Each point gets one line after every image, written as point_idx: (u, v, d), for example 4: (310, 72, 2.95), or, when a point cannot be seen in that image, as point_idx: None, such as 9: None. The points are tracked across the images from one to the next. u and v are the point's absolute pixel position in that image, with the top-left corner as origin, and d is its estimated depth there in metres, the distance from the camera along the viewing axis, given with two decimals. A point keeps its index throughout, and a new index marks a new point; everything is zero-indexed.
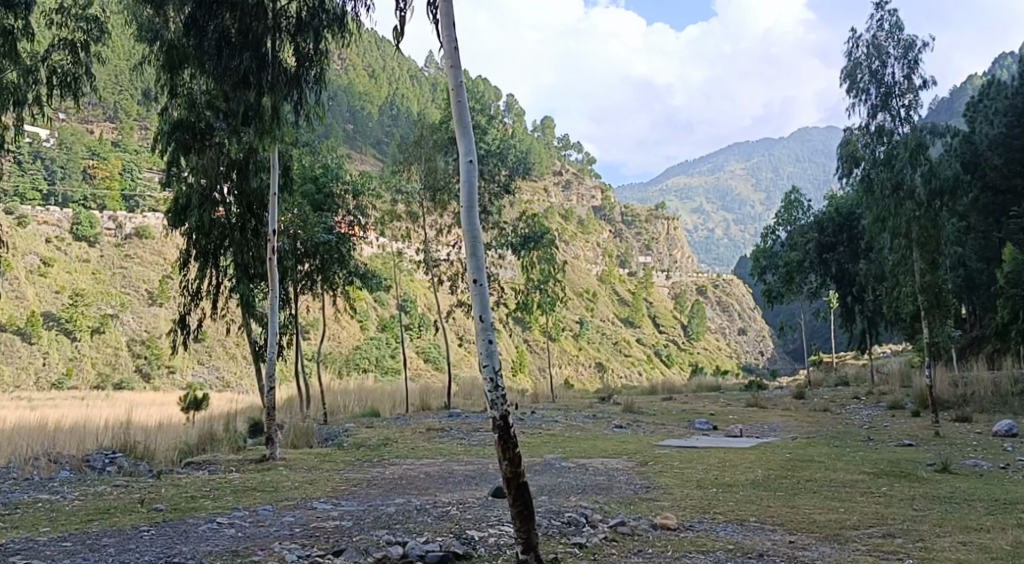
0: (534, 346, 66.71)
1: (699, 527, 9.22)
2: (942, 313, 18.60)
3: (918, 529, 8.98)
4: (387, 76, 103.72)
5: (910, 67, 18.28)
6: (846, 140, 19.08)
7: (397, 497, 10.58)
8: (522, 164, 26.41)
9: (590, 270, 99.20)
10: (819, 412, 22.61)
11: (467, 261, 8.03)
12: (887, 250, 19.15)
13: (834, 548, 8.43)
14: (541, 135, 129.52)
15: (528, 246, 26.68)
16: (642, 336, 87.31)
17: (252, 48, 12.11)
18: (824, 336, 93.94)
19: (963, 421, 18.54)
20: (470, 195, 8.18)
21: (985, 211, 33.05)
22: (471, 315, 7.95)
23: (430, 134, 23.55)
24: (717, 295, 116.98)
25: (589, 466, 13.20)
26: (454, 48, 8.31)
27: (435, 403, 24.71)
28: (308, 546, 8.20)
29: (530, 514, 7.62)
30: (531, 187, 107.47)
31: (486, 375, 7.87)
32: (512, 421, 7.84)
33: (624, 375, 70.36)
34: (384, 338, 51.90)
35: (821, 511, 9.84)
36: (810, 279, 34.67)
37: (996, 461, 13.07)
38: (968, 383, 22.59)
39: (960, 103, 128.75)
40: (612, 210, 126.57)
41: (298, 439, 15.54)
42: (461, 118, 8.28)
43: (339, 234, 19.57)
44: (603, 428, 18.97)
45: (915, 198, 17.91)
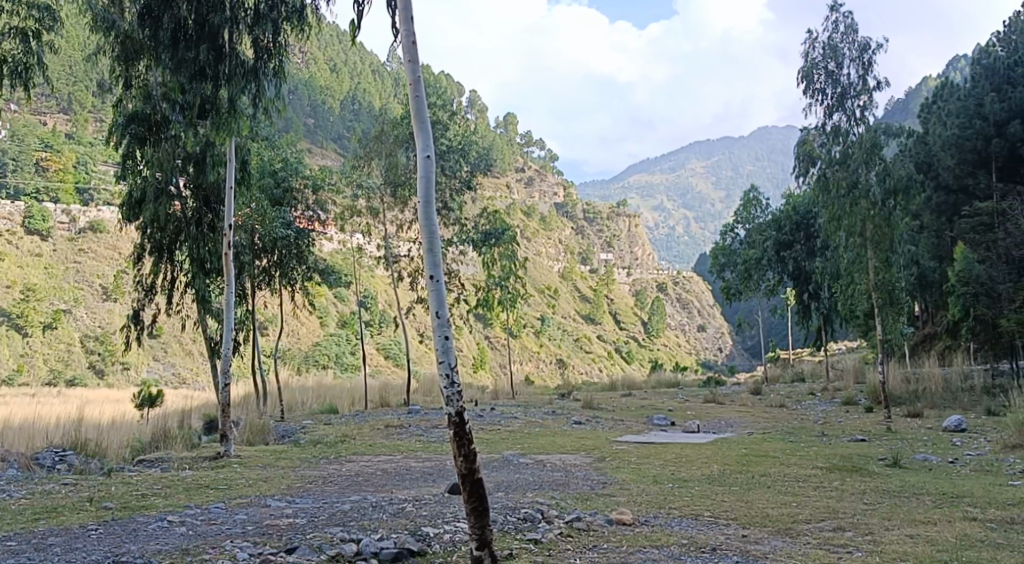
0: (495, 343, 66.97)
1: (654, 522, 9.29)
2: (895, 310, 18.92)
3: (868, 522, 9.13)
4: (348, 69, 103.21)
5: (864, 68, 18.55)
6: (801, 140, 19.26)
7: (353, 493, 10.54)
8: (483, 159, 26.30)
9: (551, 267, 99.64)
10: (774, 408, 22.92)
11: (424, 257, 8.01)
12: (842, 248, 19.39)
13: (785, 542, 8.55)
14: (503, 132, 129.82)
15: (489, 243, 26.72)
16: (603, 332, 88.04)
17: (208, 40, 12.05)
18: (781, 332, 95.38)
19: (915, 417, 18.88)
20: (426, 190, 8.16)
21: (938, 211, 34.71)
22: (427, 311, 7.93)
23: (392, 128, 23.44)
24: (677, 291, 118.20)
25: (546, 462, 13.24)
26: (411, 43, 8.25)
27: (394, 399, 24.65)
28: (260, 544, 8.12)
29: (484, 510, 7.62)
30: (494, 184, 107.38)
31: (441, 371, 7.83)
32: (468, 418, 7.82)
33: (584, 372, 71.00)
34: (343, 334, 51.75)
35: (775, 505, 9.97)
36: (767, 277, 35.26)
37: (946, 455, 13.35)
38: (920, 380, 23.00)
39: (915, 105, 131.83)
40: (573, 207, 127.28)
41: (254, 436, 15.42)
42: (418, 113, 8.21)
43: (298, 230, 19.45)
44: (562, 424, 19.05)
45: (870, 197, 18.26)
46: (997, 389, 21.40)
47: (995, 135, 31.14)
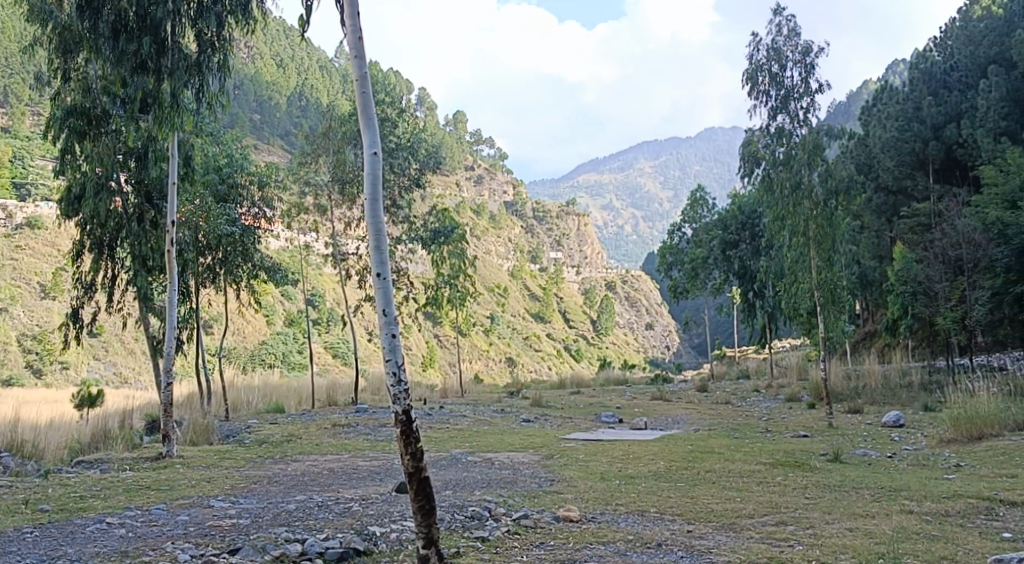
0: (444, 341, 67.00)
1: (600, 519, 9.35)
2: (837, 308, 19.28)
3: (809, 516, 9.30)
4: (296, 65, 102.04)
5: (806, 70, 18.91)
6: (746, 140, 19.56)
7: (298, 493, 10.42)
8: (433, 157, 26.20)
9: (500, 265, 99.81)
10: (720, 405, 23.22)
11: (370, 254, 7.96)
12: (785, 248, 19.70)
13: (729, 537, 8.67)
14: (453, 130, 129.73)
15: (438, 241, 26.66)
16: (552, 330, 88.60)
17: (151, 32, 11.88)
18: (726, 330, 97.05)
19: (855, 413, 19.31)
20: (373, 187, 8.10)
21: (878, 211, 36.18)
22: (374, 309, 7.88)
23: (339, 125, 23.17)
24: (625, 290, 119.39)
25: (495, 460, 13.26)
26: (358, 39, 8.19)
27: (341, 398, 24.48)
28: (201, 545, 7.99)
29: (430, 508, 7.59)
30: (444, 182, 107.20)
31: (388, 369, 7.77)
32: (414, 417, 7.76)
33: (533, 370, 71.36)
34: (290, 333, 51.36)
35: (719, 500, 10.12)
36: (714, 275, 35.83)
37: (884, 450, 13.69)
38: (860, 377, 23.56)
39: (856, 109, 135.05)
40: (523, 206, 127.70)
41: (198, 436, 15.19)
42: (365, 109, 8.14)
43: (243, 227, 19.16)
44: (510, 422, 19.09)
45: (813, 197, 18.63)
46: (933, 386, 21.99)
47: (932, 138, 32.99)
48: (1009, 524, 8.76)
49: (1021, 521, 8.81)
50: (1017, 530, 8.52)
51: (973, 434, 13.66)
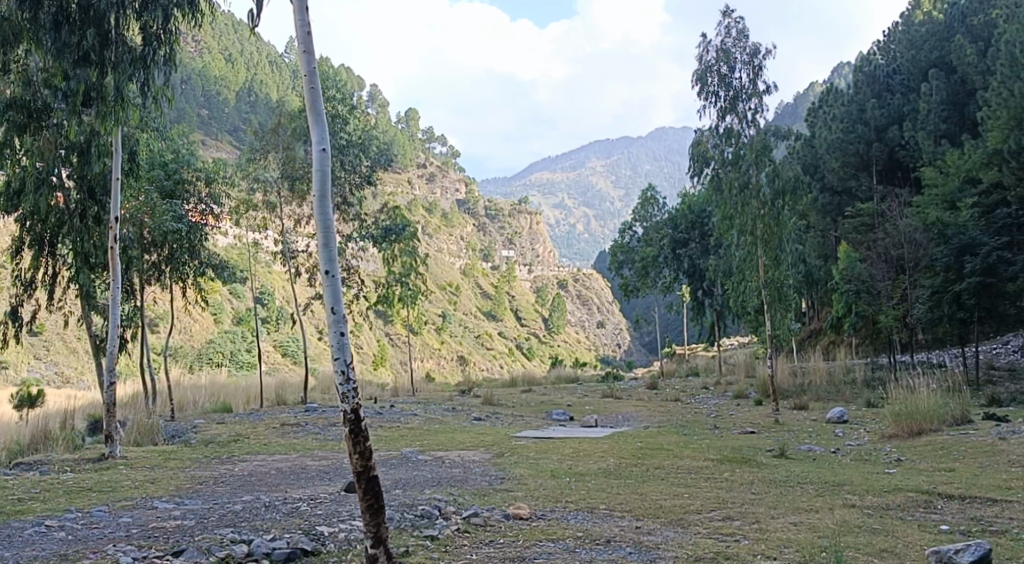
0: (396, 340, 66.98)
1: (549, 516, 9.39)
2: (783, 306, 19.60)
3: (755, 511, 9.45)
4: (245, 59, 100.71)
5: (755, 72, 19.20)
6: (696, 140, 19.75)
7: (245, 493, 10.30)
8: (384, 154, 26.08)
9: (452, 263, 99.79)
10: (669, 402, 23.50)
11: (319, 252, 7.88)
12: (733, 247, 20.00)
13: (676, 532, 8.77)
14: (405, 127, 129.26)
15: (390, 239, 26.57)
16: (504, 328, 88.92)
17: (94, 24, 11.52)
18: (676, 328, 98.49)
19: (800, 410, 19.66)
20: (322, 184, 8.03)
21: (824, 212, 36.92)
22: (323, 307, 7.79)
23: (289, 121, 23.00)
24: (577, 289, 120.67)
25: (446, 458, 13.22)
26: (307, 33, 8.09)
27: (290, 397, 24.25)
28: (145, 547, 7.86)
29: (379, 507, 7.55)
30: (396, 179, 106.73)
31: (337, 368, 7.69)
32: (363, 415, 7.71)
33: (485, 368, 71.60)
34: (238, 331, 50.77)
35: (668, 496, 10.23)
36: (664, 274, 36.16)
37: (828, 446, 13.95)
38: (806, 374, 23.99)
39: (802, 111, 137.73)
40: (475, 204, 127.86)
41: (142, 437, 14.91)
42: (314, 104, 8.05)
43: (190, 223, 18.84)
44: (461, 421, 19.04)
45: (760, 197, 18.89)
46: (876, 382, 22.50)
47: (875, 139, 33.91)
48: (946, 516, 8.99)
49: (957, 514, 9.04)
50: (953, 522, 8.75)
51: (913, 429, 13.97)
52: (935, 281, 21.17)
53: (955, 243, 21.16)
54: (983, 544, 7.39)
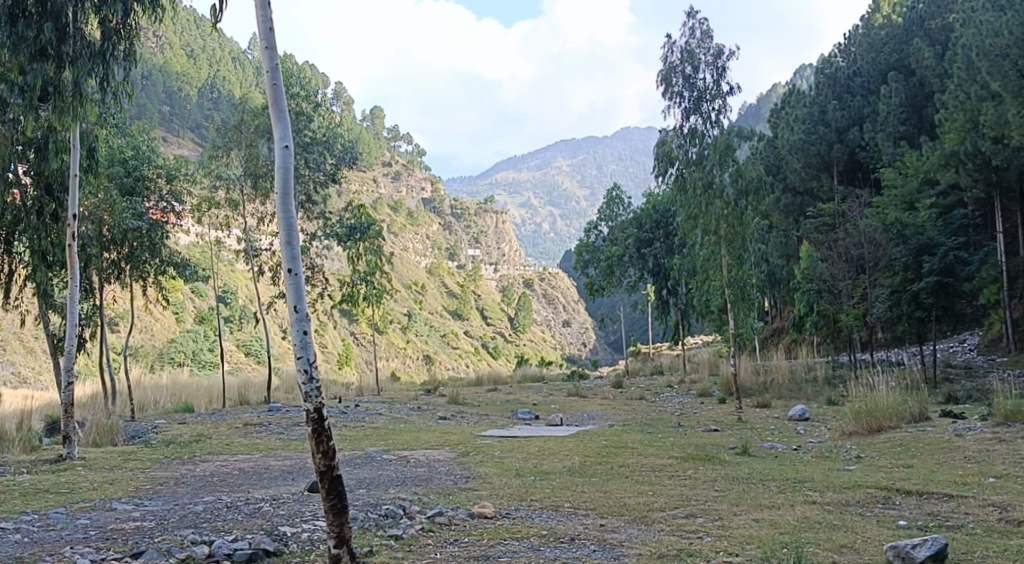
0: (360, 339, 66.75)
1: (514, 515, 9.39)
2: (746, 305, 19.80)
3: (717, 508, 9.53)
4: (207, 56, 99.60)
5: (718, 73, 19.35)
6: (661, 140, 19.85)
7: (206, 494, 10.18)
8: (349, 152, 25.90)
9: (417, 262, 99.51)
10: (634, 400, 23.62)
11: (281, 250, 7.81)
12: (697, 247, 20.15)
13: (640, 530, 8.82)
14: (370, 125, 128.67)
15: (354, 238, 26.46)
16: (469, 327, 88.90)
17: (52, 19, 11.14)
18: (641, 326, 99.13)
19: (762, 407, 19.87)
20: (284, 181, 7.95)
21: (786, 212, 37.35)
22: (285, 306, 7.72)
23: (252, 118, 22.77)
24: (543, 288, 121.24)
25: (410, 458, 13.15)
26: (268, 29, 8.01)
27: (254, 397, 24.03)
28: (103, 549, 7.74)
29: (343, 507, 7.50)
30: (361, 177, 106.15)
31: (300, 367, 7.62)
32: (327, 414, 7.65)
33: (450, 368, 71.53)
34: (201, 331, 50.24)
35: (631, 494, 10.28)
36: (629, 273, 36.35)
37: (790, 443, 14.11)
38: (768, 372, 24.27)
39: (765, 112, 139.25)
40: (441, 202, 127.66)
41: (101, 437, 14.67)
42: (276, 101, 7.98)
43: (150, 221, 18.57)
44: (427, 420, 18.95)
45: (723, 197, 19.07)
46: (836, 381, 22.79)
47: (836, 140, 34.42)
48: (904, 512, 9.14)
49: (915, 509, 9.19)
50: (910, 517, 8.89)
51: (873, 426, 14.18)
52: (894, 280, 21.51)
53: (914, 243, 21.59)
54: (939, 538, 7.52)
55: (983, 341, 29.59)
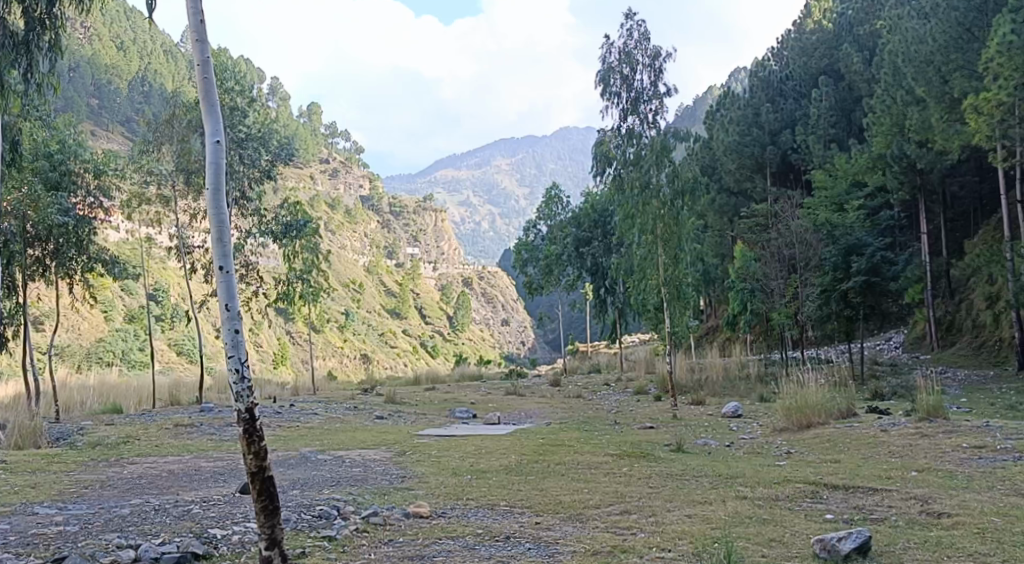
0: (296, 338, 66.04)
1: (450, 514, 9.36)
2: (681, 304, 20.07)
3: (652, 505, 9.62)
4: (138, 48, 97.38)
5: (655, 75, 19.58)
6: (599, 140, 20.00)
7: (134, 497, 9.93)
8: (285, 148, 25.45)
9: (355, 260, 98.69)
10: (573, 398, 23.84)
11: (212, 248, 7.66)
12: (634, 246, 20.32)
13: (576, 527, 8.87)
14: (308, 122, 127.20)
15: (290, 235, 26.18)
16: (408, 326, 88.53)
17: None
18: (580, 325, 99.90)
19: (697, 404, 20.18)
20: (216, 177, 7.80)
21: (721, 212, 37.99)
22: (216, 304, 7.57)
23: (184, 112, 22.07)
24: (482, 287, 121.65)
25: (346, 458, 13.02)
26: (199, 22, 7.84)
27: (185, 397, 23.55)
28: (23, 556, 7.51)
29: (274, 508, 7.38)
30: (298, 174, 104.76)
31: (231, 366, 7.48)
32: (258, 414, 7.51)
33: (389, 366, 71.15)
34: (131, 330, 49.10)
35: (568, 492, 10.34)
36: (568, 272, 36.57)
37: (723, 439, 14.36)
38: (703, 369, 24.67)
39: (701, 114, 141.26)
40: (379, 201, 126.82)
41: (23, 440, 14.23)
42: (206, 96, 7.80)
43: (77, 216, 18.01)
44: (363, 420, 18.72)
45: (660, 197, 19.28)
46: (768, 378, 23.28)
47: (769, 143, 35.10)
48: (831, 505, 9.36)
49: (841, 503, 9.43)
50: (837, 511, 9.11)
51: (803, 423, 14.50)
52: (824, 280, 21.93)
53: (843, 243, 22.01)
54: (864, 531, 7.73)
55: (908, 339, 30.50)
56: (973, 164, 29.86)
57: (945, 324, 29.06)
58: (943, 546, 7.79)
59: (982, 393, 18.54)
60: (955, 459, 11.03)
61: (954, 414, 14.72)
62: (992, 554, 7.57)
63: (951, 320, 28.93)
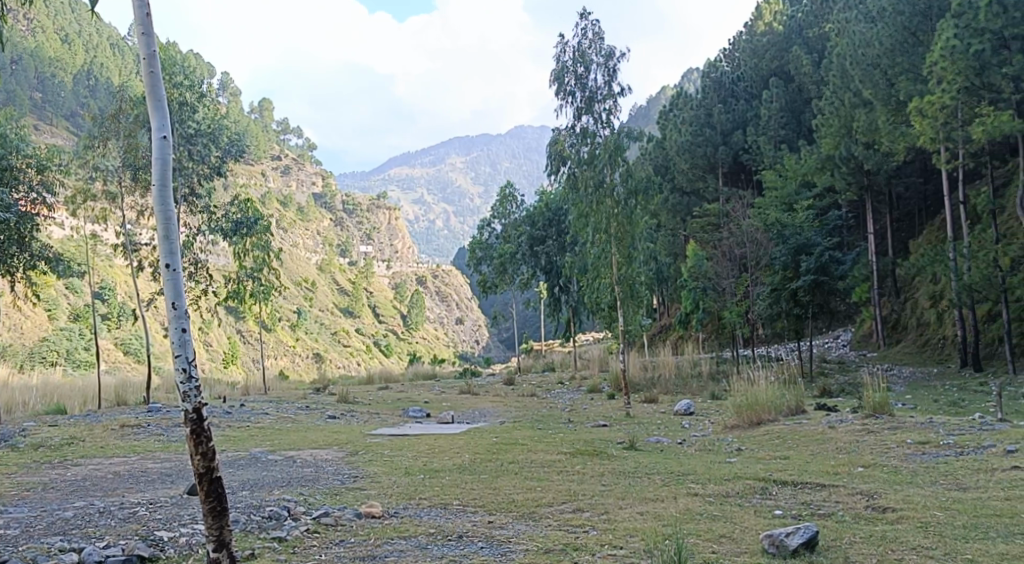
0: (246, 337, 65.28)
1: (402, 513, 9.29)
2: (634, 302, 20.20)
3: (604, 502, 9.66)
4: (83, 41, 95.16)
5: (609, 74, 19.67)
6: (554, 139, 20.05)
7: (78, 499, 9.71)
8: (235, 145, 25.05)
9: (308, 258, 97.78)
10: (526, 396, 23.89)
11: (158, 245, 7.50)
12: (587, 244, 20.38)
13: (529, 525, 8.86)
14: (259, 118, 125.61)
15: (241, 233, 25.91)
16: (362, 325, 88.05)
17: None
18: (534, 324, 100.25)
19: (650, 402, 20.32)
20: (162, 173, 7.64)
21: (674, 211, 38.36)
22: (163, 303, 7.42)
23: (132, 107, 21.62)
24: (436, 286, 121.46)
25: (296, 457, 12.89)
26: (145, 15, 7.66)
27: (133, 397, 23.12)
28: None
29: (223, 510, 7.26)
30: (249, 171, 103.34)
31: (178, 365, 7.33)
32: (206, 414, 7.37)
33: (343, 365, 70.67)
34: (76, 328, 48.04)
35: (520, 490, 10.33)
36: (522, 270, 36.74)
37: (675, 437, 14.48)
38: (656, 367, 24.86)
39: (654, 114, 142.56)
40: (333, 198, 125.83)
41: None
42: (152, 90, 7.63)
43: (19, 213, 17.54)
44: (315, 419, 18.53)
45: (614, 196, 19.38)
46: (719, 375, 23.57)
47: (721, 143, 35.48)
48: (780, 501, 9.48)
49: (790, 499, 9.55)
50: (786, 507, 9.23)
51: (753, 419, 14.70)
52: (775, 280, 22.32)
53: (792, 243, 22.19)
54: (811, 527, 7.84)
55: (854, 337, 31.07)
56: (918, 165, 30.53)
57: (891, 323, 29.64)
58: (887, 541, 7.93)
59: (925, 390, 18.97)
60: (900, 454, 11.25)
61: (898, 410, 15.03)
62: (934, 547, 7.71)
63: (897, 319, 29.51)
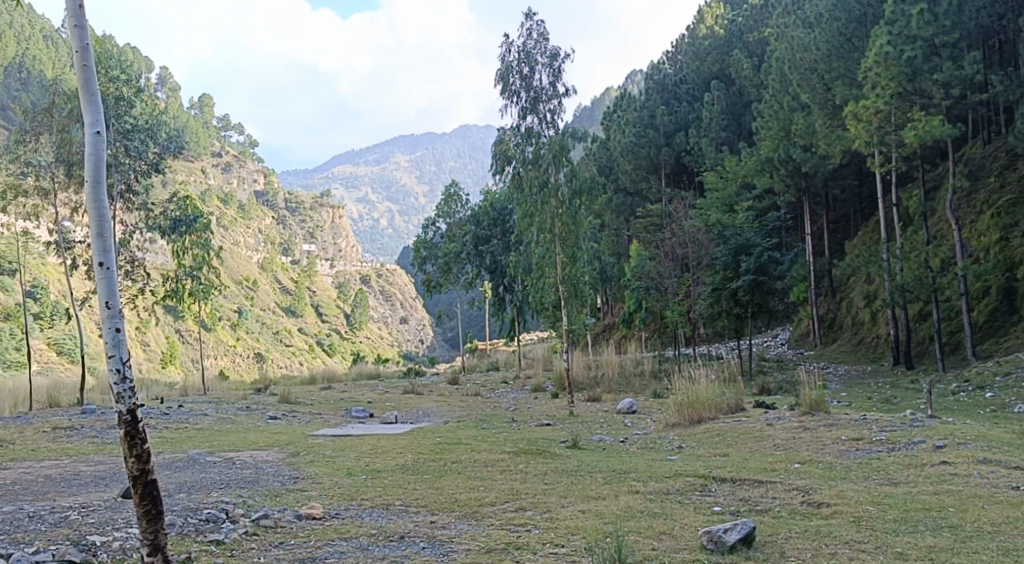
0: (185, 337, 64.16)
1: (344, 514, 9.21)
2: (577, 301, 20.31)
3: (546, 501, 9.70)
4: (15, 31, 92.57)
5: (554, 75, 19.75)
6: (499, 139, 20.04)
7: (6, 504, 9.42)
8: (174, 141, 24.51)
9: (249, 257, 96.43)
10: (469, 396, 23.86)
11: (92, 243, 7.31)
12: (531, 243, 20.42)
13: (470, 524, 8.86)
14: (199, 113, 123.49)
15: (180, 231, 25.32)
16: (304, 325, 87.17)
17: None
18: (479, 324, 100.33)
19: (593, 401, 20.46)
20: (95, 170, 7.46)
21: (617, 211, 38.66)
22: (96, 302, 7.23)
23: (66, 102, 21.05)
24: (379, 285, 120.76)
25: (237, 459, 12.70)
26: (79, 8, 7.47)
27: (66, 398, 22.56)
28: None
29: (158, 512, 7.11)
30: (188, 167, 101.52)
31: (112, 366, 7.16)
32: (141, 416, 7.21)
33: (285, 365, 69.90)
34: (6, 328, 46.67)
35: (464, 490, 10.32)
36: (466, 270, 36.69)
37: (617, 436, 14.56)
38: (599, 366, 25.02)
39: (599, 115, 143.86)
40: (275, 196, 124.27)
41: None
42: (86, 85, 7.42)
43: None
44: (255, 420, 18.30)
45: (558, 196, 19.44)
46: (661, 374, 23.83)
47: (664, 144, 35.85)
48: (719, 498, 9.62)
49: (728, 495, 9.70)
50: (724, 503, 9.37)
51: (694, 418, 14.88)
52: (715, 279, 22.62)
53: (733, 243, 22.47)
54: (748, 522, 7.95)
55: (793, 336, 31.68)
56: (853, 168, 31.22)
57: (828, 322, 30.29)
58: (821, 535, 8.10)
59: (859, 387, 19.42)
60: (835, 451, 11.49)
61: (834, 408, 15.34)
62: (866, 541, 7.91)
63: (833, 318, 30.15)
